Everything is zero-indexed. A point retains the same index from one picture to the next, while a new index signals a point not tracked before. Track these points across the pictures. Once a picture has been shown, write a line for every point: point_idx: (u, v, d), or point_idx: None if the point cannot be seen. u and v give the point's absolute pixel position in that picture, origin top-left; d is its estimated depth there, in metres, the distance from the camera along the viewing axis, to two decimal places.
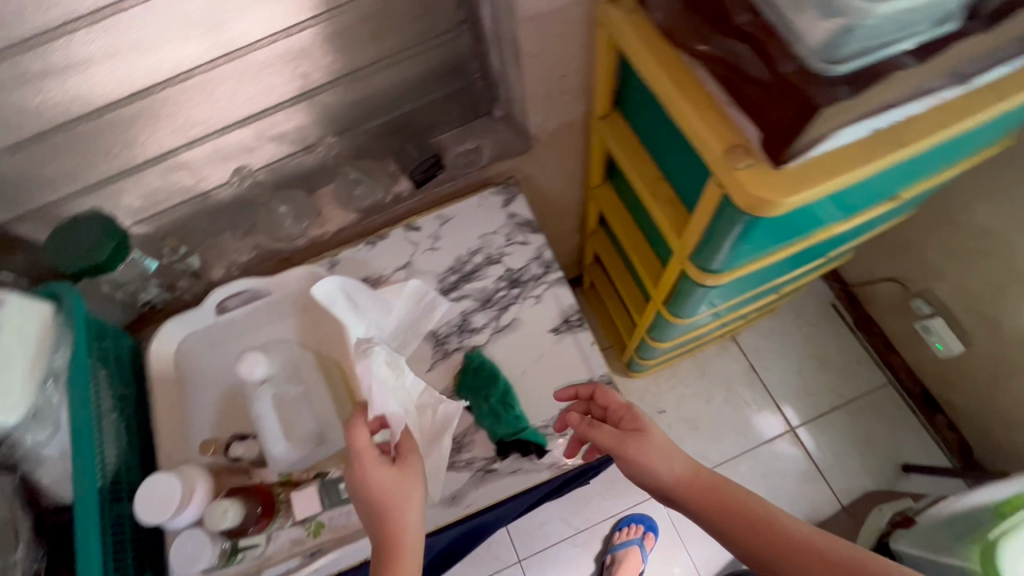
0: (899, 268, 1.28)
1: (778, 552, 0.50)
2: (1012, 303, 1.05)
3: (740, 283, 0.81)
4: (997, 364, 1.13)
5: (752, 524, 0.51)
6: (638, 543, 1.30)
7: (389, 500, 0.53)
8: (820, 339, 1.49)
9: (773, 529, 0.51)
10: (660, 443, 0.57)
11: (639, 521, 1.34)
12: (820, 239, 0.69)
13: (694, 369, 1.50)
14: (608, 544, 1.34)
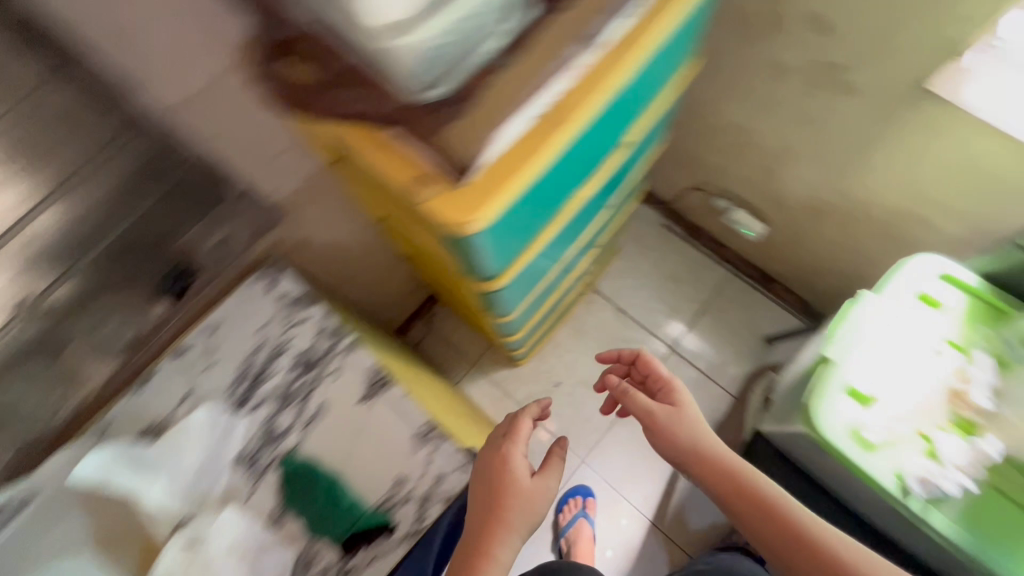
0: (694, 177, 1.39)
1: (762, 525, 0.60)
2: (780, 176, 1.16)
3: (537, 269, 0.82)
4: (792, 229, 1.27)
5: (758, 498, 0.60)
6: (582, 515, 1.34)
7: (519, 481, 0.60)
8: (664, 260, 1.59)
9: (778, 506, 0.60)
10: (691, 417, 0.66)
11: (576, 494, 1.38)
12: (575, 208, 0.72)
13: (570, 333, 1.55)
14: (557, 529, 1.36)
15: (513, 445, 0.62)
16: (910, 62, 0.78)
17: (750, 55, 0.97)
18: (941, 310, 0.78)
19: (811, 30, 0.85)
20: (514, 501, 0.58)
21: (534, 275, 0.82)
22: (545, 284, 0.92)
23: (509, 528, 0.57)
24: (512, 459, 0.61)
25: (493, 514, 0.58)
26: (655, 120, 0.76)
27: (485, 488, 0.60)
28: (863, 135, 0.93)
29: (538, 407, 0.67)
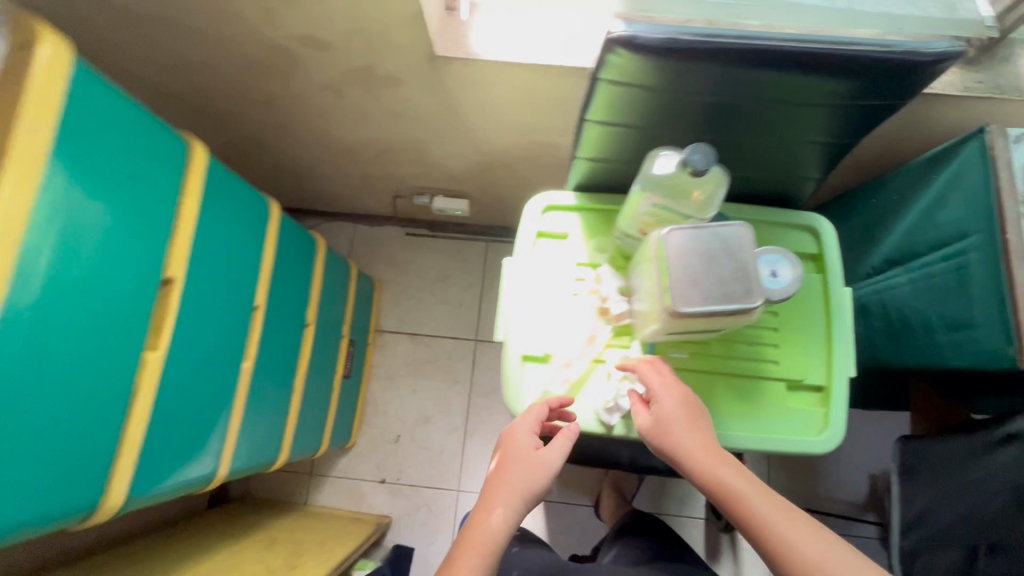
0: (386, 191, 1.35)
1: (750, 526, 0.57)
2: (433, 161, 1.15)
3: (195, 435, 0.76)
4: (488, 192, 1.28)
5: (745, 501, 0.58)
6: None
7: (518, 447, 0.67)
8: (426, 265, 1.59)
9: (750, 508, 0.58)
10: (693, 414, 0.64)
11: None
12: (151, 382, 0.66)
13: (382, 382, 1.52)
14: None
15: (531, 421, 0.68)
16: (402, 43, 0.76)
17: (301, 88, 0.91)
18: (564, 238, 0.80)
19: (313, 50, 0.80)
20: (501, 489, 0.65)
21: (196, 435, 0.76)
22: (238, 419, 0.86)
23: (502, 491, 0.65)
24: (524, 427, 0.68)
25: (494, 488, 0.66)
26: (191, 243, 0.70)
27: (505, 481, 0.66)
28: (441, 108, 0.92)
29: (542, 412, 0.69)
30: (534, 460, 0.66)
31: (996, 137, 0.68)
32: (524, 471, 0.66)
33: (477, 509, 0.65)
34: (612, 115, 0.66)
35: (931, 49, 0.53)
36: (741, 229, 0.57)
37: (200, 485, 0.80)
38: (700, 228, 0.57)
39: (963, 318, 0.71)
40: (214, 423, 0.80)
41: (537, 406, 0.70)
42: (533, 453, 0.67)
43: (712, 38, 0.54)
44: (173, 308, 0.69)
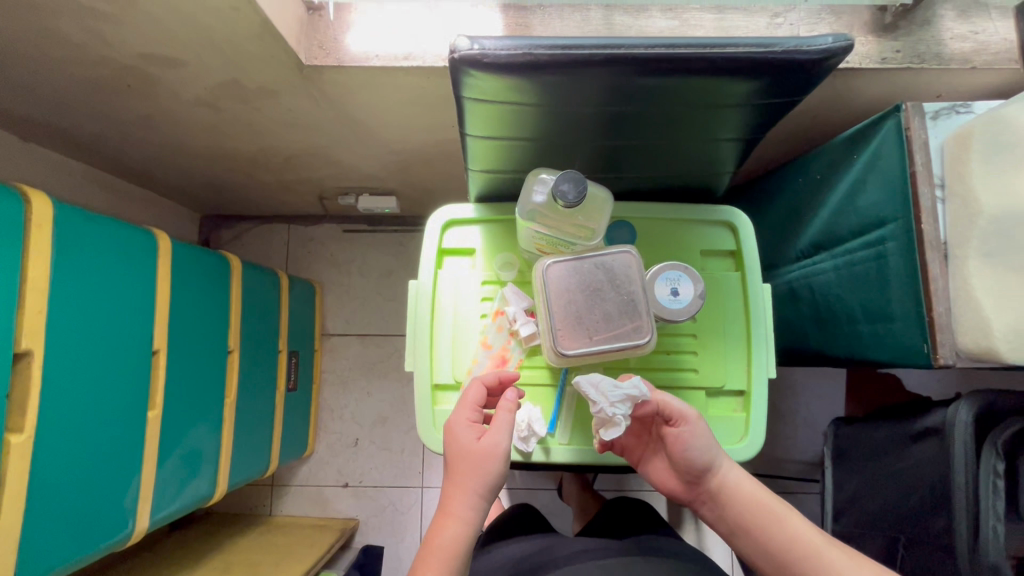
0: (308, 193, 1.27)
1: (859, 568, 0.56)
2: (345, 162, 1.07)
3: (93, 499, 0.75)
4: (413, 187, 1.21)
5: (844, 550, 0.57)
6: None
7: (456, 443, 0.60)
8: (367, 262, 1.52)
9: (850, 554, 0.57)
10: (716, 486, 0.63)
11: None
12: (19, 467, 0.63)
13: (334, 387, 1.49)
14: None
15: (467, 410, 0.62)
16: (264, 56, 0.68)
17: (174, 105, 0.82)
18: (470, 254, 0.75)
19: (168, 68, 0.71)
20: (450, 498, 0.58)
21: (91, 497, 0.74)
22: (147, 469, 0.84)
23: (456, 492, 0.58)
24: (461, 422, 0.61)
25: (448, 492, 0.59)
26: (44, 311, 0.65)
27: (449, 490, 0.59)
28: (333, 114, 0.84)
29: (470, 397, 0.62)
30: (478, 454, 0.58)
31: (911, 116, 0.63)
32: (470, 471, 0.58)
33: (433, 522, 0.59)
34: (491, 129, 0.60)
35: (817, 46, 0.47)
36: (629, 252, 0.59)
37: (109, 543, 0.79)
38: (582, 260, 0.58)
39: (882, 311, 0.68)
40: (116, 480, 0.78)
41: (471, 389, 0.63)
42: (476, 446, 0.59)
43: (572, 49, 0.48)
44: (35, 381, 0.65)
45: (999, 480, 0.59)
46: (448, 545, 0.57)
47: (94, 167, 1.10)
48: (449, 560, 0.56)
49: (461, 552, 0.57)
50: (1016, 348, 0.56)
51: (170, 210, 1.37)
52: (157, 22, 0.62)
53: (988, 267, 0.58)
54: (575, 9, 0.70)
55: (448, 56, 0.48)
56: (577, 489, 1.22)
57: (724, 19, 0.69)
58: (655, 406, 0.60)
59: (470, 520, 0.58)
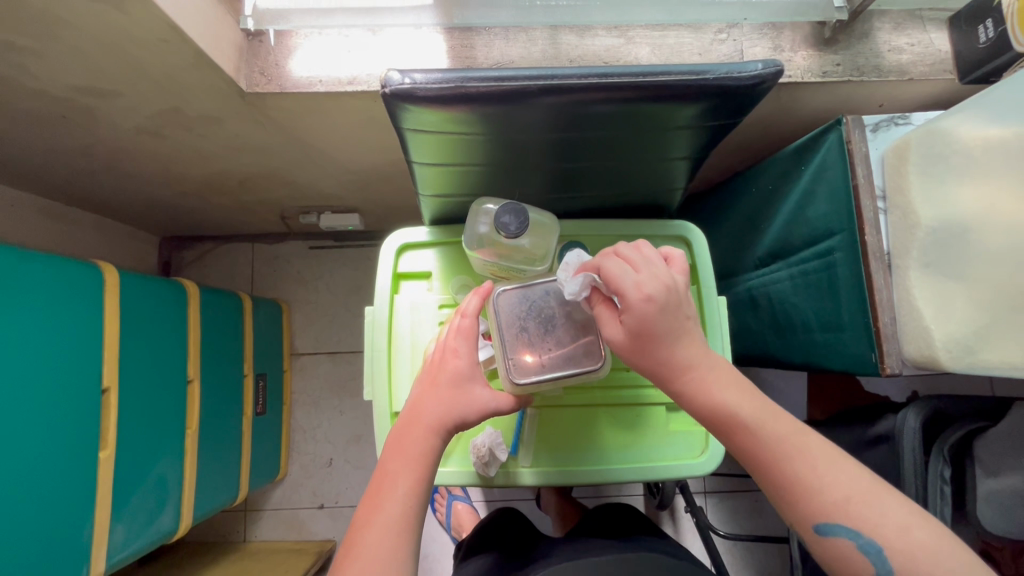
0: (269, 213, 1.25)
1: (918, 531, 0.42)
2: (303, 182, 1.05)
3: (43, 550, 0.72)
4: (375, 203, 1.19)
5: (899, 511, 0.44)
6: (457, 497, 1.26)
7: (451, 368, 0.55)
8: (335, 279, 1.49)
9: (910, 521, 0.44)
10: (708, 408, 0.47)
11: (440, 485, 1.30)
12: None
13: (306, 407, 1.46)
14: (444, 525, 1.28)
15: (463, 341, 0.57)
16: (207, 85, 0.66)
17: (115, 134, 0.80)
18: (427, 277, 0.74)
19: (105, 99, 0.69)
20: (423, 411, 0.54)
21: (41, 549, 0.72)
22: (102, 511, 0.81)
23: (430, 410, 0.54)
24: (453, 348, 0.57)
25: (422, 407, 0.54)
26: None
27: (424, 408, 0.54)
28: (284, 137, 0.82)
29: (468, 327, 0.57)
30: (470, 387, 0.55)
31: (852, 129, 0.64)
32: (454, 399, 0.54)
33: (400, 427, 0.55)
34: (438, 156, 0.59)
35: (748, 72, 0.48)
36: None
37: None
38: (533, 288, 0.59)
39: (833, 320, 0.69)
40: (67, 528, 0.75)
41: (474, 327, 0.57)
42: (468, 375, 0.55)
43: (506, 80, 0.48)
44: None
45: (946, 485, 0.62)
46: (419, 457, 0.52)
47: (39, 195, 1.06)
48: (417, 471, 0.52)
49: (429, 472, 0.53)
50: (956, 357, 0.58)
51: (126, 235, 1.33)
52: (85, 55, 0.59)
53: (928, 278, 0.60)
54: (520, 29, 0.70)
55: (380, 91, 0.47)
56: (556, 498, 1.19)
57: (668, 37, 0.70)
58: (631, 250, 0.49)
59: (441, 441, 0.54)
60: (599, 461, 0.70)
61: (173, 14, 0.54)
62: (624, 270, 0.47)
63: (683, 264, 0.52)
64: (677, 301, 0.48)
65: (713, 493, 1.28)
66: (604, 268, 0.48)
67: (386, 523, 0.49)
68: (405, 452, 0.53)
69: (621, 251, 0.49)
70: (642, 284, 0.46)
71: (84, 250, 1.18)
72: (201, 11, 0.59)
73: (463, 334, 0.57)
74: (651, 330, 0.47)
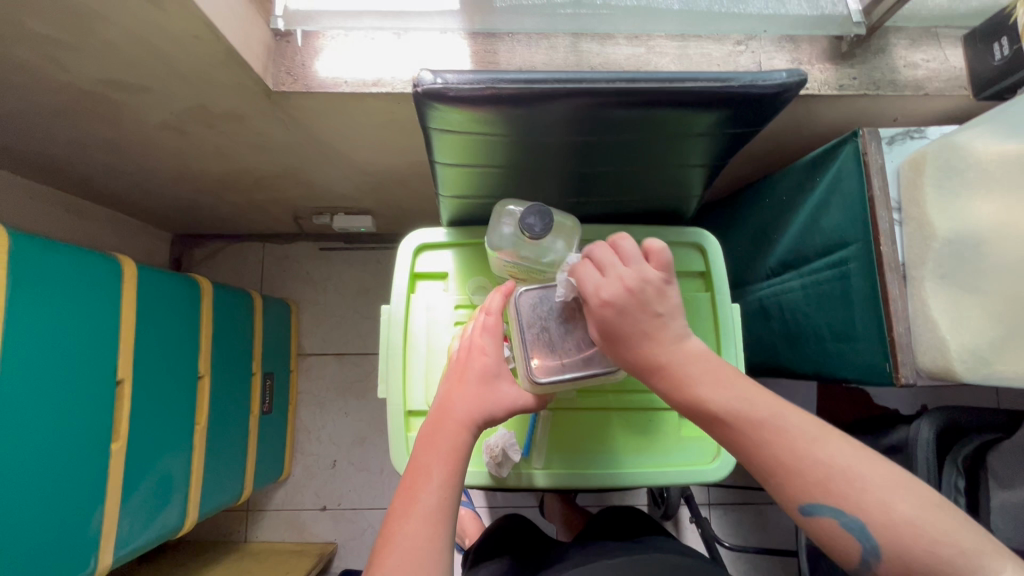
0: (282, 212, 1.26)
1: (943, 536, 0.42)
2: (319, 182, 1.06)
3: (52, 540, 0.72)
4: (388, 206, 1.20)
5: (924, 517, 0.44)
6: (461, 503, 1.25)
7: (480, 364, 0.57)
8: (345, 281, 1.50)
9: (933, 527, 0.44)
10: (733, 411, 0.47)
11: None
12: None
13: (311, 407, 1.46)
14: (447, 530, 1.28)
15: (489, 338, 0.58)
16: (235, 83, 0.68)
17: (139, 129, 0.81)
18: (443, 278, 0.75)
19: (133, 93, 0.70)
20: (453, 406, 0.55)
21: (49, 538, 0.71)
22: (112, 503, 0.81)
23: (461, 405, 0.55)
24: (479, 346, 0.58)
25: (454, 401, 0.55)
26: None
27: (455, 403, 0.55)
28: (305, 136, 0.83)
29: (493, 324, 0.59)
30: (497, 384, 0.57)
31: (868, 141, 0.65)
32: (482, 396, 0.56)
33: (430, 421, 0.55)
34: (462, 157, 0.60)
35: (772, 80, 0.49)
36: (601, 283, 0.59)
37: None
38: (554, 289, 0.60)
39: (846, 330, 0.70)
40: (77, 519, 0.75)
41: (497, 322, 0.59)
42: (496, 372, 0.57)
43: (535, 83, 0.49)
44: None
45: (961, 495, 0.63)
46: (452, 451, 0.53)
47: (58, 189, 1.07)
48: (450, 463, 0.53)
49: (461, 466, 0.53)
50: (971, 368, 0.58)
51: (139, 231, 1.34)
52: (118, 50, 0.60)
53: (943, 288, 0.61)
54: (542, 36, 0.71)
55: (412, 90, 0.48)
56: (561, 505, 1.18)
57: (688, 48, 0.71)
58: (582, 269, 0.51)
59: (471, 435, 0.55)
60: (613, 464, 0.70)
61: (207, 11, 0.56)
62: (591, 271, 0.51)
63: (662, 258, 0.50)
64: (641, 303, 0.49)
65: (719, 505, 1.27)
66: (575, 272, 0.52)
67: (424, 514, 0.50)
68: (437, 445, 0.53)
69: (595, 252, 0.51)
70: (601, 288, 0.49)
71: (99, 244, 1.19)
72: (233, 10, 0.60)
73: (486, 328, 0.59)
74: (616, 327, 0.49)
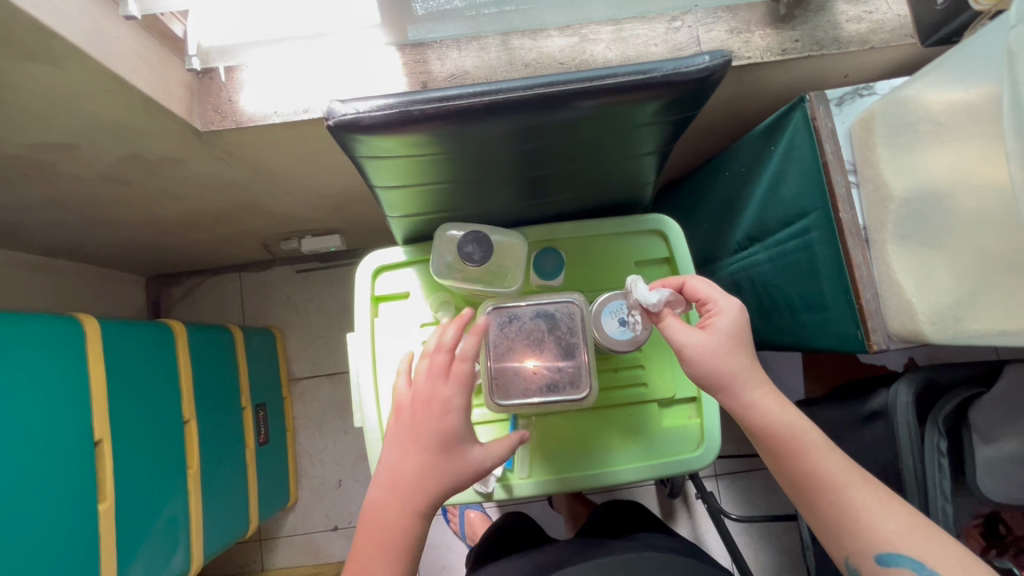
0: (250, 242, 1.24)
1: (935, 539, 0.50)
2: (279, 210, 1.04)
3: None
4: (354, 222, 1.18)
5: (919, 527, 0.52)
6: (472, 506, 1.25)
7: (433, 419, 0.55)
8: (327, 300, 1.48)
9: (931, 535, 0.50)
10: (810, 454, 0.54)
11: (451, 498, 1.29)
12: None
13: (309, 430, 1.46)
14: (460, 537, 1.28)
15: (443, 381, 0.56)
16: (167, 129, 0.66)
17: (78, 185, 0.79)
18: (406, 297, 0.74)
19: (64, 152, 0.68)
20: (401, 481, 0.55)
21: None
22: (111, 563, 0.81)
23: (408, 475, 0.55)
24: (435, 392, 0.56)
25: (401, 471, 0.55)
26: None
27: (403, 477, 0.55)
28: (252, 170, 0.82)
29: (447, 365, 0.56)
30: (455, 447, 0.56)
31: (816, 105, 0.63)
32: (434, 467, 0.55)
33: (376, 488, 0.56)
34: (401, 180, 0.59)
35: (696, 65, 0.47)
36: (575, 301, 0.63)
37: None
38: (520, 308, 0.63)
39: (817, 299, 0.69)
40: None
41: (449, 356, 0.56)
42: (454, 434, 0.56)
43: (451, 100, 0.47)
44: None
45: (944, 457, 0.62)
46: (398, 533, 0.54)
47: (17, 251, 1.05)
48: (395, 548, 0.54)
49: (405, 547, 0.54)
50: (940, 327, 0.58)
51: (110, 278, 1.32)
52: (36, 115, 0.58)
53: (906, 249, 0.60)
54: (471, 38, 0.69)
55: (324, 123, 0.47)
56: (567, 498, 1.18)
57: (622, 31, 0.69)
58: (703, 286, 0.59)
59: (414, 515, 0.55)
60: (598, 464, 0.69)
61: (114, 64, 0.54)
62: (706, 288, 0.59)
63: None
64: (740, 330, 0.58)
65: (724, 478, 1.27)
66: (694, 283, 0.59)
67: None
68: (381, 526, 0.54)
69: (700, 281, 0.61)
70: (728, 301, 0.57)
71: (71, 300, 1.17)
72: (143, 57, 0.58)
73: (436, 366, 0.56)
74: (732, 333, 0.55)
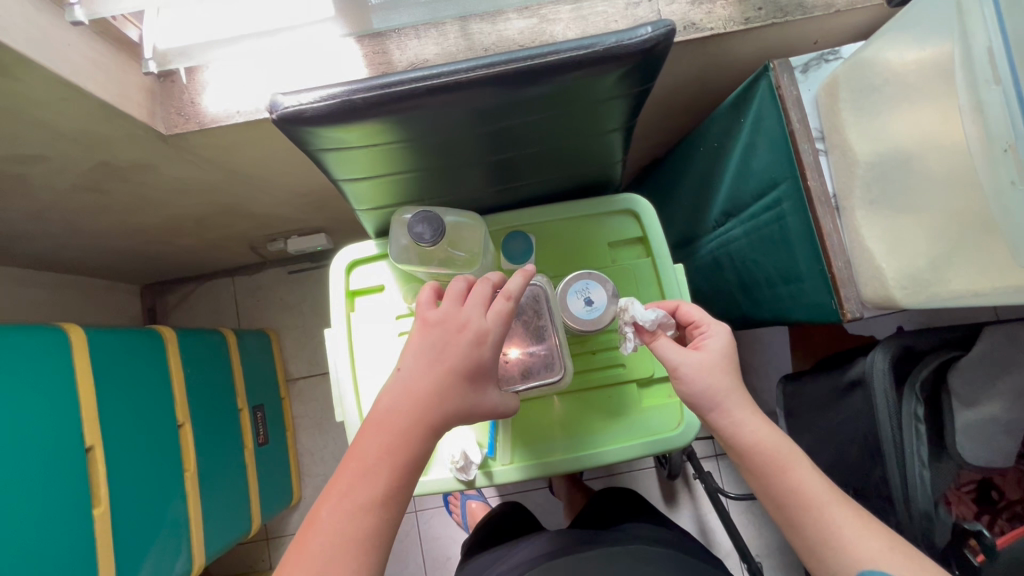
0: (237, 245, 1.24)
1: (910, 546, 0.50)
2: (260, 211, 1.04)
3: None
4: (337, 219, 1.18)
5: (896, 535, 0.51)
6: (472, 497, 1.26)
7: (459, 336, 0.51)
8: (319, 299, 1.49)
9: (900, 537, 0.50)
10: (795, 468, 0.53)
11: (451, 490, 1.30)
12: None
13: (309, 429, 1.47)
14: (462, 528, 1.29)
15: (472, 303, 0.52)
16: (132, 135, 0.66)
17: (54, 196, 0.79)
18: (381, 291, 0.74)
19: (35, 164, 0.68)
20: (392, 415, 0.49)
21: None
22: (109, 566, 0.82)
23: (402, 412, 0.49)
24: (463, 315, 0.52)
25: (396, 406, 0.50)
26: None
27: (395, 415, 0.49)
28: (225, 172, 0.82)
29: (476, 291, 0.53)
30: (473, 371, 0.51)
31: (780, 74, 0.62)
32: (436, 398, 0.50)
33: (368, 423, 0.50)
34: (361, 171, 0.58)
35: (638, 37, 0.46)
36: (540, 285, 0.65)
37: None
38: None
39: (792, 271, 0.68)
40: None
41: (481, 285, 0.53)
42: (476, 358, 0.51)
43: (393, 85, 0.47)
44: None
45: (921, 423, 0.62)
46: (377, 476, 0.48)
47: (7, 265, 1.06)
48: (373, 491, 0.47)
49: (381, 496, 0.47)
50: (912, 293, 0.57)
51: (105, 288, 1.34)
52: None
53: (875, 214, 0.59)
54: (429, 25, 0.68)
55: (270, 116, 0.47)
56: (565, 484, 1.19)
57: (582, 9, 0.68)
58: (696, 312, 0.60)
59: (400, 460, 0.49)
60: (579, 447, 0.69)
61: (67, 73, 0.54)
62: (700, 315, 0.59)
63: None
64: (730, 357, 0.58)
65: (723, 458, 1.27)
66: (689, 308, 0.60)
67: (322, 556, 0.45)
68: (360, 468, 0.48)
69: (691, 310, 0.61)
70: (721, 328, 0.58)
71: (65, 311, 1.19)
72: (97, 63, 0.58)
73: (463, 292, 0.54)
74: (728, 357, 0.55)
